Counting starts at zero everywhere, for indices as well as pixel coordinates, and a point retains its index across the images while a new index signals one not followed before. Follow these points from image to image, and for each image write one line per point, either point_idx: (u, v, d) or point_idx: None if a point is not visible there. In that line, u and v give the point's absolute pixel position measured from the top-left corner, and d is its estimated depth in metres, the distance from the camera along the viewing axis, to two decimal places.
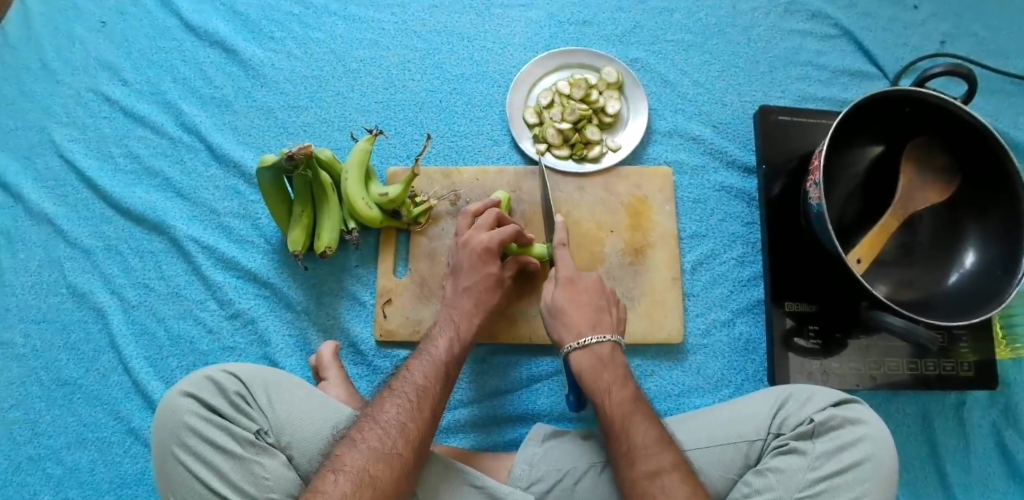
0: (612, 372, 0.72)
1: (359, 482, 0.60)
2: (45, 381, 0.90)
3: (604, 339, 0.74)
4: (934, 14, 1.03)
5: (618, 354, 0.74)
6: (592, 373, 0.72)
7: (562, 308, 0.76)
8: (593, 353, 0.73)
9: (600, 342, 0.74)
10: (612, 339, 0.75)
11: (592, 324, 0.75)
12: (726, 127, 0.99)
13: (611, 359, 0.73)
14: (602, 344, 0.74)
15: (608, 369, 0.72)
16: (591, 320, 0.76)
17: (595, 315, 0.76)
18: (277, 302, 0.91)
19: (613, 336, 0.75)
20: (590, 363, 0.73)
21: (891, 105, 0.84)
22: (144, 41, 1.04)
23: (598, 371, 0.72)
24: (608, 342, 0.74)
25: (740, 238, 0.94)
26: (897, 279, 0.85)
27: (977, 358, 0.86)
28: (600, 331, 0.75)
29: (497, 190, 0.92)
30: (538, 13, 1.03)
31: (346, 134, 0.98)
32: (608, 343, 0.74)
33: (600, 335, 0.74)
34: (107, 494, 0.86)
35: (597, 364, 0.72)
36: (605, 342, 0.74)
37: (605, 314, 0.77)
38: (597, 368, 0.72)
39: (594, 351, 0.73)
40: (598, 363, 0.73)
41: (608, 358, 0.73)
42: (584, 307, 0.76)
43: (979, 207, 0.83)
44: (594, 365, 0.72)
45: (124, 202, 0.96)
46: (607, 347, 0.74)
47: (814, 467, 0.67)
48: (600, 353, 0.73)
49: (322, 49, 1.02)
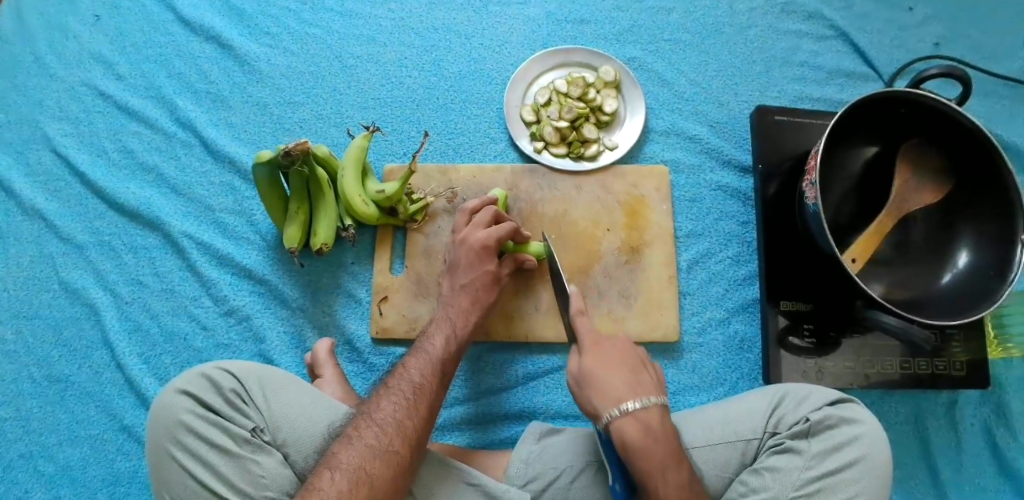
0: (663, 446, 0.64)
1: (356, 480, 0.60)
2: (37, 377, 0.89)
3: (649, 404, 0.66)
4: (929, 16, 1.04)
5: (666, 422, 0.66)
6: (641, 447, 0.64)
7: (596, 373, 0.68)
8: (639, 421, 0.65)
9: (645, 407, 0.65)
10: (658, 403, 0.66)
11: (631, 387, 0.67)
12: (722, 126, 0.99)
13: (660, 429, 0.65)
14: (648, 410, 0.65)
15: (659, 443, 0.64)
16: (630, 382, 0.68)
17: (633, 377, 0.68)
18: (272, 299, 0.91)
19: (659, 399, 0.67)
20: (637, 434, 0.64)
21: (888, 105, 0.84)
22: (138, 35, 1.03)
23: (647, 445, 0.64)
24: (655, 408, 0.66)
25: (736, 237, 0.94)
26: (891, 279, 0.86)
27: (969, 358, 0.87)
28: (642, 394, 0.66)
29: (494, 188, 0.92)
30: (536, 11, 1.03)
31: (342, 131, 0.98)
32: (655, 408, 0.66)
33: (643, 398, 0.66)
34: (99, 492, 0.85)
35: (647, 436, 0.64)
36: (652, 407, 0.65)
37: (644, 375, 0.69)
38: (647, 440, 0.64)
39: (640, 418, 0.65)
40: (647, 433, 0.64)
41: (656, 428, 0.65)
42: (618, 370, 0.68)
43: (971, 208, 0.84)
44: (643, 439, 0.64)
45: (118, 198, 0.95)
46: (654, 414, 0.65)
47: (810, 466, 0.67)
48: (647, 422, 0.65)
49: (319, 45, 1.01)
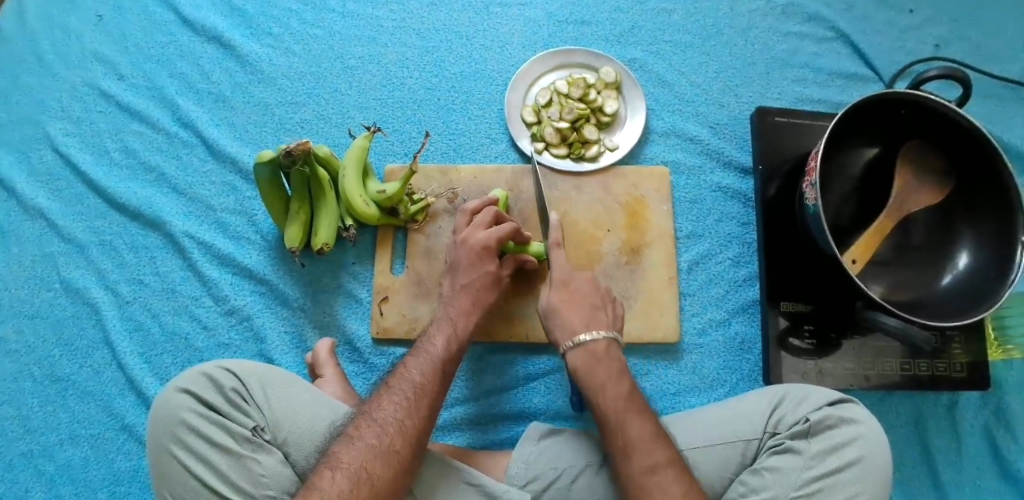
0: (606, 368, 0.71)
1: (357, 479, 0.60)
2: (38, 376, 0.89)
3: (599, 336, 0.73)
4: (929, 18, 1.04)
5: (614, 350, 0.73)
6: (586, 370, 0.72)
7: (556, 306, 0.76)
8: (588, 350, 0.73)
9: (594, 339, 0.73)
10: (607, 335, 0.74)
11: (586, 321, 0.75)
12: (723, 127, 0.99)
13: (607, 355, 0.73)
14: (597, 341, 0.73)
15: (603, 366, 0.72)
16: (586, 317, 0.75)
17: (590, 313, 0.76)
18: (273, 299, 0.91)
19: (608, 332, 0.74)
20: (585, 360, 0.72)
21: (887, 107, 0.84)
22: (140, 35, 1.03)
23: (591, 368, 0.72)
24: (603, 339, 0.73)
25: (736, 238, 0.94)
26: (892, 281, 0.86)
27: (969, 359, 0.87)
28: (593, 327, 0.74)
29: (495, 189, 0.92)
30: (537, 12, 1.04)
31: (344, 131, 0.98)
32: (604, 340, 0.73)
33: (594, 331, 0.74)
34: (100, 491, 0.85)
35: (592, 360, 0.72)
36: (600, 338, 0.73)
37: (600, 311, 0.77)
38: (591, 363, 0.72)
39: (589, 348, 0.73)
40: (593, 360, 0.72)
41: (603, 354, 0.72)
42: (577, 305, 0.76)
43: (972, 209, 0.84)
44: (589, 362, 0.72)
45: (119, 197, 0.95)
46: (602, 344, 0.73)
47: (810, 466, 0.67)
48: (594, 349, 0.73)
49: (320, 46, 1.02)
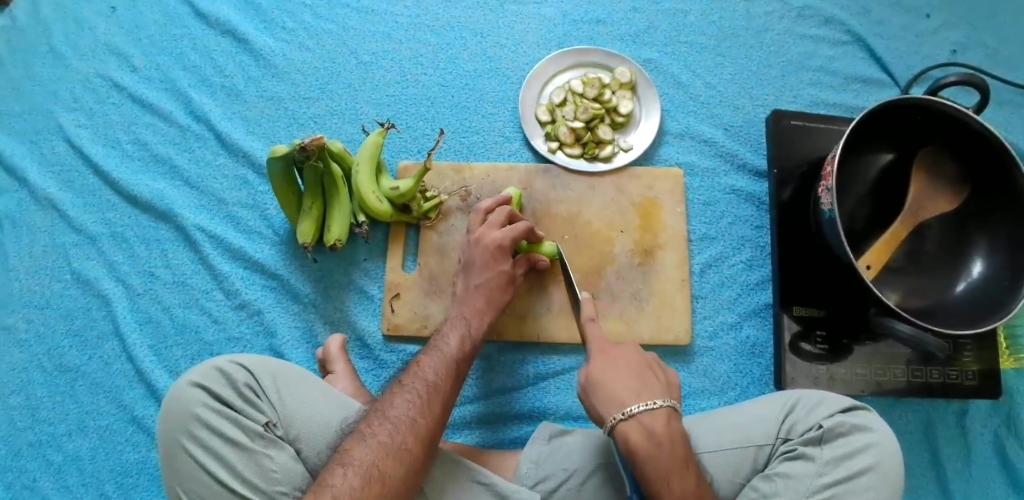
0: (670, 454, 0.61)
1: (368, 476, 0.60)
2: (47, 366, 0.89)
3: (655, 407, 0.63)
4: (946, 23, 1.03)
5: (675, 425, 0.64)
6: (648, 455, 0.61)
7: (601, 379, 0.67)
8: (644, 426, 0.63)
9: (650, 411, 0.63)
10: (666, 405, 0.64)
11: (635, 391, 0.65)
12: (737, 129, 0.99)
13: (667, 433, 0.63)
14: (654, 413, 0.63)
15: (664, 450, 0.61)
16: (634, 387, 0.66)
17: (639, 380, 0.67)
18: (284, 294, 0.91)
19: (666, 402, 0.64)
20: (643, 441, 0.62)
21: (904, 112, 0.84)
22: (154, 28, 1.03)
23: (653, 452, 0.61)
24: (661, 410, 0.63)
25: (749, 241, 0.94)
26: (905, 287, 0.85)
27: (981, 367, 0.87)
28: (648, 397, 0.64)
29: (508, 187, 0.92)
30: (552, 11, 1.03)
31: (357, 127, 0.98)
32: (662, 411, 0.64)
33: (649, 401, 0.64)
34: (107, 483, 0.85)
35: (651, 442, 0.62)
36: (659, 411, 0.63)
37: (650, 378, 0.67)
38: (652, 447, 0.62)
39: (645, 424, 0.63)
40: (652, 439, 0.62)
41: (663, 434, 0.62)
42: (624, 374, 0.67)
43: (987, 217, 0.83)
44: (650, 447, 0.62)
45: (131, 190, 0.95)
46: (660, 418, 0.63)
47: (823, 473, 0.67)
48: (653, 428, 0.62)
49: (334, 41, 1.01)
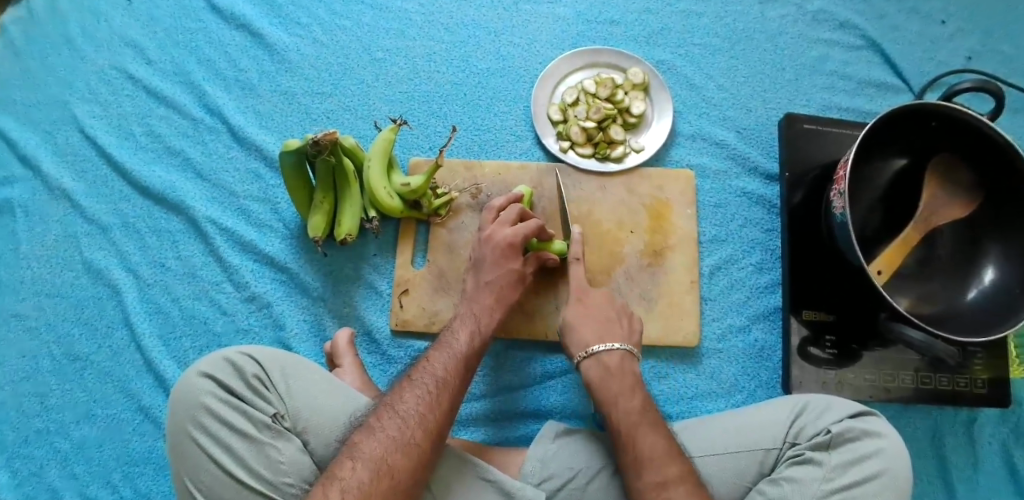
0: (620, 381, 0.73)
1: (378, 470, 0.61)
2: (56, 354, 0.90)
3: (612, 348, 0.76)
4: (962, 30, 1.03)
5: (628, 364, 0.75)
6: (600, 382, 0.73)
7: (572, 324, 0.79)
8: (601, 362, 0.75)
9: (608, 351, 0.75)
10: (623, 349, 0.76)
11: (600, 334, 0.77)
12: (750, 133, 0.98)
13: (619, 368, 0.74)
14: (611, 353, 0.75)
15: (615, 378, 0.73)
16: (599, 331, 0.78)
17: (604, 327, 0.78)
18: (294, 288, 0.91)
19: (623, 345, 0.76)
20: (599, 372, 0.74)
21: (918, 118, 0.84)
22: (169, 21, 1.04)
23: (607, 380, 0.73)
24: (617, 351, 0.75)
25: (760, 244, 0.94)
26: (915, 292, 0.85)
27: (990, 376, 0.86)
28: (609, 340, 0.77)
29: (519, 185, 0.92)
30: (566, 10, 1.03)
31: (369, 123, 0.98)
32: (617, 352, 0.75)
33: (608, 342, 0.76)
34: (114, 471, 0.85)
35: (605, 373, 0.74)
36: (615, 351, 0.75)
37: (614, 327, 0.78)
38: (604, 377, 0.74)
39: (603, 360, 0.75)
40: (607, 371, 0.74)
41: (616, 368, 0.74)
42: (592, 319, 0.79)
43: (1002, 225, 0.83)
44: (602, 374, 0.74)
45: (144, 181, 0.95)
46: (615, 357, 0.75)
47: (829, 478, 0.66)
48: (607, 362, 0.75)
49: (348, 37, 1.02)
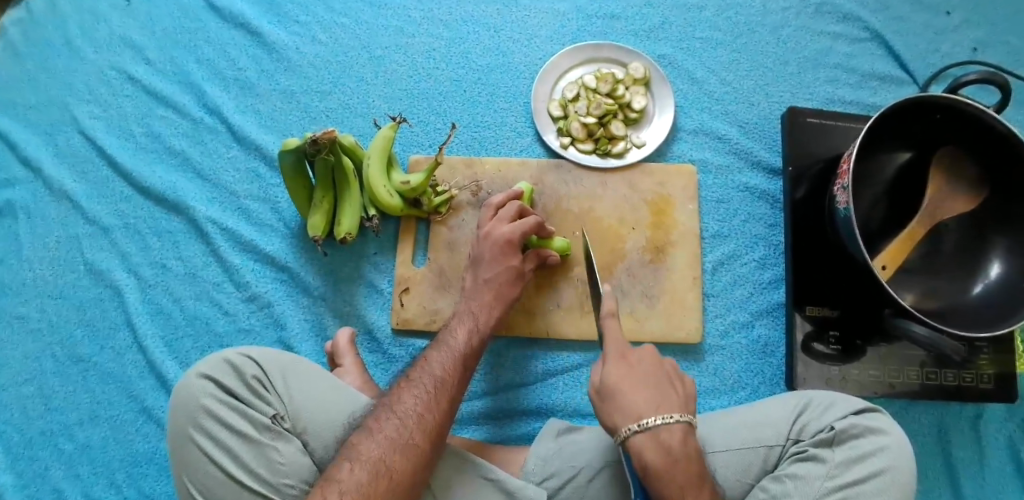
0: (685, 470, 0.59)
1: (376, 471, 0.60)
2: (60, 356, 0.90)
3: (672, 421, 0.60)
4: (967, 21, 1.01)
5: (690, 440, 0.61)
6: (663, 471, 0.58)
7: (617, 389, 0.62)
8: (659, 441, 0.59)
9: (666, 426, 0.60)
10: (683, 421, 0.61)
11: (654, 403, 0.61)
12: (752, 127, 0.98)
13: (682, 449, 0.60)
14: (670, 428, 0.60)
15: (681, 467, 0.59)
16: (653, 399, 0.61)
17: (658, 394, 0.62)
18: (295, 287, 0.91)
19: (683, 416, 0.61)
20: (659, 456, 0.59)
21: (922, 111, 0.82)
22: (168, 21, 1.03)
23: (670, 470, 0.58)
24: (678, 426, 0.60)
25: (763, 239, 0.93)
26: (920, 288, 0.84)
27: (997, 370, 0.85)
28: (665, 410, 0.61)
29: (520, 182, 0.91)
30: (566, 5, 1.02)
31: (369, 121, 0.98)
32: (677, 427, 0.60)
33: (665, 415, 0.60)
34: (118, 472, 0.86)
35: (668, 458, 0.59)
36: (676, 426, 0.60)
37: (668, 391, 0.63)
38: (669, 463, 0.58)
39: (662, 438, 0.59)
40: (669, 456, 0.59)
41: (679, 449, 0.59)
42: (641, 384, 0.62)
43: (1008, 218, 0.82)
44: (665, 461, 0.59)
45: (144, 181, 0.95)
46: (676, 433, 0.60)
47: (833, 475, 0.66)
48: (667, 442, 0.59)
49: (347, 35, 1.01)
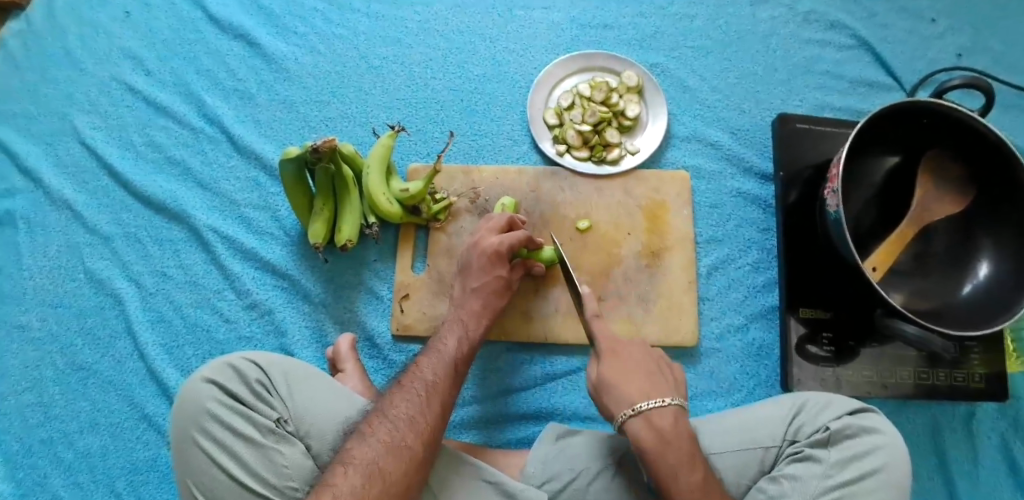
0: (627, 349, 0.73)
1: (369, 474, 0.61)
2: (60, 364, 0.90)
3: (620, 317, 0.75)
4: (952, 28, 1.04)
5: (636, 333, 0.75)
6: (609, 349, 0.73)
7: (576, 293, 0.77)
8: (608, 331, 0.74)
9: (615, 319, 0.74)
10: (629, 317, 0.75)
11: (604, 302, 0.76)
12: (744, 133, 1.00)
13: (627, 336, 0.74)
14: (619, 321, 0.75)
15: (624, 347, 0.73)
16: (604, 300, 0.77)
17: (608, 296, 0.77)
18: (295, 294, 0.92)
19: (630, 313, 0.76)
20: (607, 339, 0.74)
21: (910, 116, 0.84)
22: (169, 32, 1.05)
23: (614, 348, 0.73)
24: (625, 320, 0.75)
25: (756, 244, 0.95)
26: (911, 289, 0.85)
27: (989, 370, 0.87)
28: (613, 307, 0.76)
29: (504, 197, 0.92)
30: (560, 16, 1.04)
31: (367, 130, 0.99)
32: (624, 321, 0.75)
33: (614, 312, 0.75)
34: (118, 480, 0.86)
35: (614, 341, 0.73)
36: (623, 319, 0.75)
37: (618, 296, 0.78)
38: (613, 344, 0.73)
39: (610, 328, 0.74)
40: (614, 339, 0.74)
41: (623, 337, 0.74)
42: (595, 291, 0.77)
43: (995, 220, 0.83)
44: (610, 342, 0.73)
45: (144, 190, 0.96)
46: (623, 325, 0.74)
47: (830, 474, 0.67)
48: (613, 331, 0.74)
49: (345, 45, 1.03)
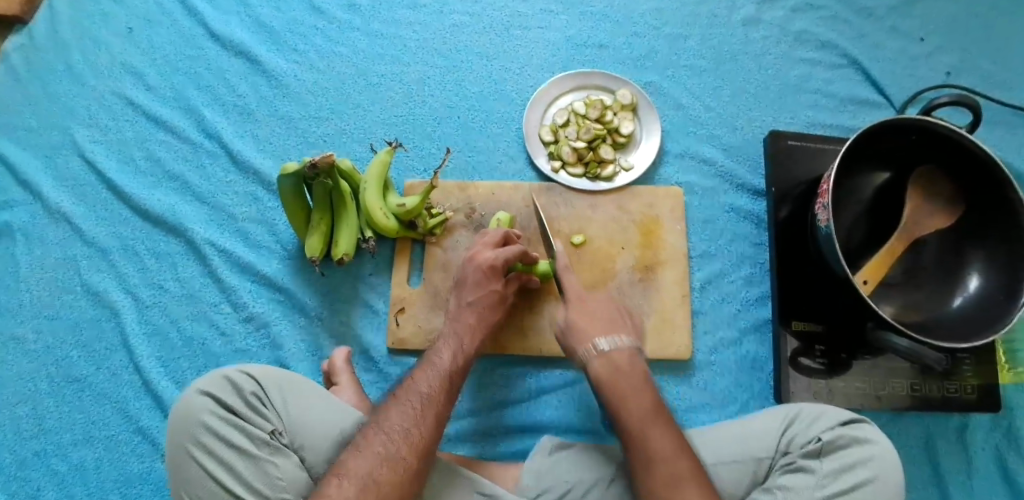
0: (683, 461, 0.64)
1: (362, 487, 0.61)
2: (55, 376, 0.91)
3: (666, 413, 0.67)
4: (940, 47, 1.06)
5: (685, 435, 0.67)
6: (663, 454, 0.65)
7: (612, 392, 0.69)
8: (657, 432, 0.66)
9: (663, 418, 0.67)
10: (674, 416, 0.68)
11: (647, 402, 0.68)
12: (736, 150, 1.01)
13: (680, 441, 0.66)
14: (667, 421, 0.67)
15: (678, 457, 0.64)
16: (647, 400, 0.69)
17: (650, 395, 0.70)
18: (291, 308, 0.93)
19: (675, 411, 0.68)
20: (658, 446, 0.65)
21: (899, 133, 0.86)
22: (170, 48, 1.07)
23: (667, 453, 0.64)
24: (672, 416, 0.67)
25: (748, 258, 0.96)
26: (902, 302, 0.86)
27: (980, 382, 0.87)
28: (658, 406, 0.68)
29: (499, 212, 0.94)
30: (556, 35, 1.07)
31: (366, 146, 1.01)
32: (672, 421, 0.67)
33: (659, 409, 0.68)
34: (110, 493, 0.86)
35: (667, 448, 0.65)
36: (671, 419, 0.67)
37: (658, 389, 0.71)
38: (666, 452, 0.65)
39: (660, 429, 0.66)
40: (668, 448, 0.65)
41: (678, 441, 0.65)
42: (634, 388, 0.69)
43: (983, 234, 0.85)
44: (663, 449, 0.65)
45: (143, 204, 0.97)
46: (673, 425, 0.67)
47: (822, 485, 0.67)
48: (667, 434, 0.66)
49: (344, 63, 1.05)
